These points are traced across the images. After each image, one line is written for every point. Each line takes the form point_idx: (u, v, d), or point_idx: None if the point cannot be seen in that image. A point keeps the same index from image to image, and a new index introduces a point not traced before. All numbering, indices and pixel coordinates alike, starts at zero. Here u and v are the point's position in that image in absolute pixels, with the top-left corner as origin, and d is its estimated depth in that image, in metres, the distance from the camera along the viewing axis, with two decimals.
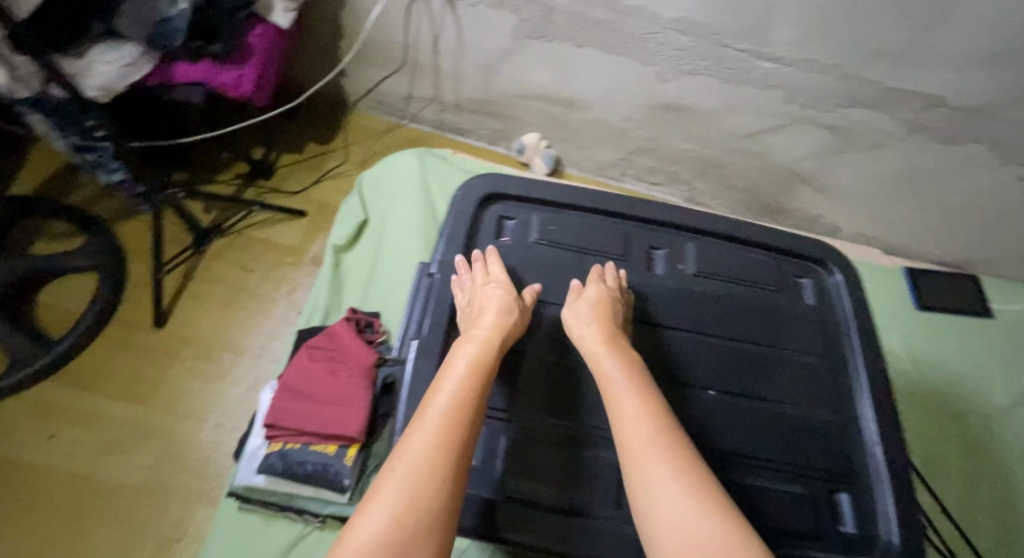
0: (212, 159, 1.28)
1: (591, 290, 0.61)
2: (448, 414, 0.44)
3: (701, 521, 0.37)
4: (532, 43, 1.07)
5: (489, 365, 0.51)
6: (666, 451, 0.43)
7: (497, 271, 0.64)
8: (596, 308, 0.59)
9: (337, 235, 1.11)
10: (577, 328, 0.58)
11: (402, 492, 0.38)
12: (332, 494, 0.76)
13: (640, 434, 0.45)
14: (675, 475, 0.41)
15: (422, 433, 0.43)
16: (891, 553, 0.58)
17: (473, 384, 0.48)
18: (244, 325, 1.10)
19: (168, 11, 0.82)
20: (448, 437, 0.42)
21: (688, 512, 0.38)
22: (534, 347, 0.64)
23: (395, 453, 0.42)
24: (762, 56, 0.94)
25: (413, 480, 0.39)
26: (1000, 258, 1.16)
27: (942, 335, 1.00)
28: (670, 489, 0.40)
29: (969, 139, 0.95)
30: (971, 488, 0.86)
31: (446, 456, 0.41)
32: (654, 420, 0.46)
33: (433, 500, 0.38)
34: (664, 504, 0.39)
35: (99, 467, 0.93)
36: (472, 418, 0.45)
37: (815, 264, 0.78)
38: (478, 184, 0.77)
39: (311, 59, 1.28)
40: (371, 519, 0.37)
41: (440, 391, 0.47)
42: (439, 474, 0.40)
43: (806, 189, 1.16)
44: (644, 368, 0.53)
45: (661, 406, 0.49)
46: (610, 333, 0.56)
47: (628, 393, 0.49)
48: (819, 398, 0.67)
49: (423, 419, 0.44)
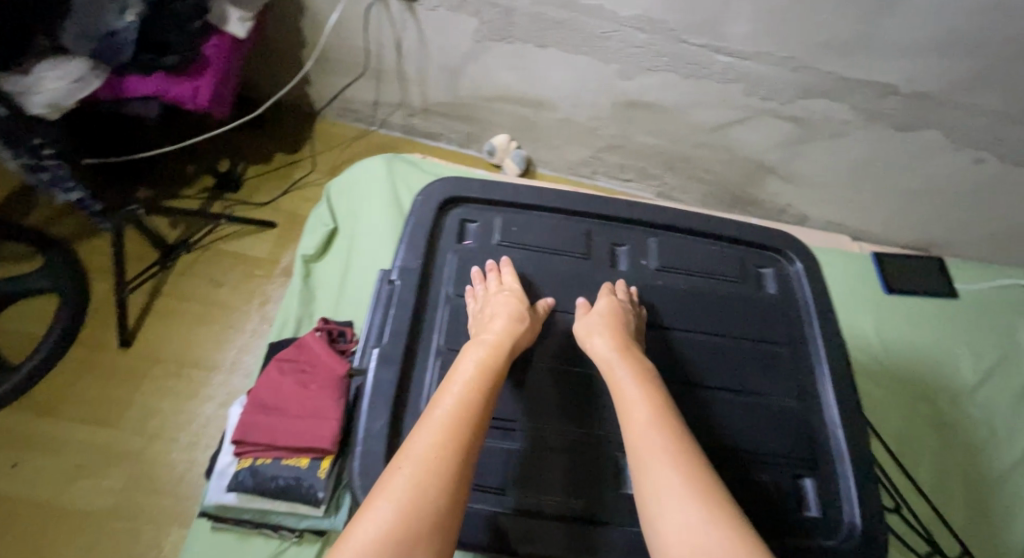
0: (176, 172, 1.19)
1: (601, 302, 0.57)
2: (455, 418, 0.41)
3: (713, 536, 0.33)
4: (494, 44, 1.04)
5: (499, 366, 0.48)
6: (679, 460, 0.40)
7: (510, 279, 0.58)
8: (608, 318, 0.55)
9: (305, 244, 1.03)
10: (589, 340, 0.54)
11: (403, 491, 0.35)
12: (307, 508, 0.71)
13: (652, 442, 0.42)
14: (685, 486, 0.37)
15: (428, 434, 0.40)
16: (853, 536, 0.54)
17: (481, 389, 0.44)
18: (219, 340, 1.02)
19: (116, 23, 0.76)
20: (455, 439, 0.40)
21: (697, 526, 0.34)
22: (543, 355, 0.59)
23: (399, 454, 0.39)
24: (719, 50, 0.95)
25: (418, 481, 0.36)
26: (955, 238, 1.24)
27: (908, 317, 1.06)
28: (681, 500, 0.36)
29: (920, 124, 1.01)
30: (942, 457, 0.91)
31: (451, 460, 0.38)
32: (668, 428, 0.43)
33: (433, 502, 0.35)
34: (675, 519, 0.36)
35: (66, 494, 0.85)
36: (479, 422, 0.42)
37: (775, 254, 0.71)
38: (438, 186, 0.67)
39: (272, 66, 1.21)
40: (370, 519, 0.34)
41: (446, 395, 0.44)
42: (444, 477, 0.37)
43: (773, 179, 1.20)
44: (657, 375, 0.50)
45: (674, 414, 0.45)
46: (624, 342, 0.52)
47: (639, 399, 0.46)
48: (781, 383, 0.61)
49: (428, 422, 0.41)
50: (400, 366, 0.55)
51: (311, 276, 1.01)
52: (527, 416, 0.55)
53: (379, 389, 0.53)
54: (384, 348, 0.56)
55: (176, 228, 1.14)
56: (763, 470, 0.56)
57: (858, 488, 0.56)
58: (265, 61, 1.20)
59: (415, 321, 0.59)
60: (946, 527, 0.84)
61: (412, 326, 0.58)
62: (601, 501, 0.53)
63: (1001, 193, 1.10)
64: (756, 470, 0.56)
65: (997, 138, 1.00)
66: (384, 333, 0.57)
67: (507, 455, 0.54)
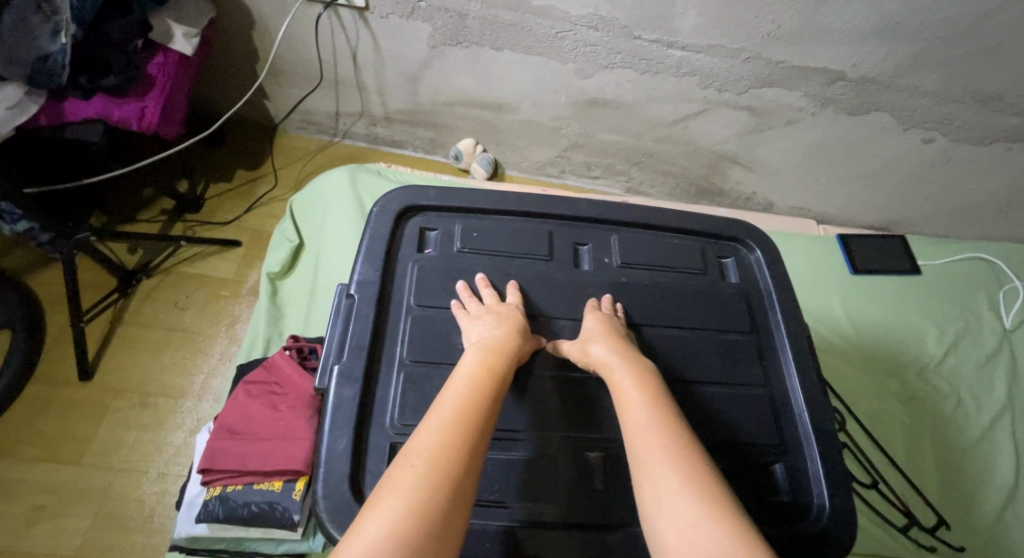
0: (132, 196, 1.16)
1: (592, 316, 0.57)
2: (459, 421, 0.40)
3: (713, 534, 0.33)
4: (450, 49, 1.04)
5: (502, 370, 0.48)
6: (681, 459, 0.40)
7: (513, 299, 0.59)
8: (604, 328, 0.55)
9: (270, 261, 1.01)
10: (585, 346, 0.54)
11: (414, 485, 0.35)
12: (284, 532, 0.69)
13: (653, 441, 0.41)
14: (686, 485, 0.37)
15: (433, 433, 0.39)
16: (823, 517, 0.54)
17: (482, 395, 0.44)
18: (185, 366, 0.99)
19: (49, 46, 0.72)
20: (462, 438, 0.39)
21: (698, 525, 0.34)
22: (543, 361, 0.58)
23: (403, 452, 0.38)
24: (673, 45, 0.96)
25: (426, 475, 0.35)
26: (916, 215, 1.27)
27: (875, 297, 1.09)
28: (683, 499, 0.36)
29: (871, 108, 1.03)
30: (915, 429, 0.93)
31: (458, 458, 0.37)
32: (668, 427, 0.43)
33: (443, 497, 0.34)
34: (677, 519, 0.35)
35: (28, 538, 0.82)
36: (482, 425, 0.41)
37: (735, 243, 0.72)
38: (394, 196, 0.66)
39: (227, 82, 1.19)
40: (380, 511, 0.33)
41: (449, 397, 0.44)
42: (452, 472, 0.36)
43: (737, 169, 1.21)
44: (657, 376, 0.50)
45: (676, 416, 0.45)
46: (623, 347, 0.53)
47: (637, 399, 0.46)
48: (748, 370, 0.62)
49: (432, 422, 0.41)
50: (362, 383, 0.54)
51: (278, 293, 0.99)
52: (518, 423, 0.55)
53: (340, 407, 0.52)
54: (344, 364, 0.55)
55: (135, 253, 1.10)
56: (733, 459, 0.57)
57: (825, 469, 0.57)
58: (219, 77, 1.18)
59: (375, 335, 0.58)
60: (920, 498, 0.86)
61: (373, 340, 0.57)
62: (581, 505, 0.53)
63: (955, 169, 1.13)
64: (726, 459, 0.56)
65: (945, 117, 1.02)
66: (344, 348, 0.56)
67: (504, 466, 0.53)
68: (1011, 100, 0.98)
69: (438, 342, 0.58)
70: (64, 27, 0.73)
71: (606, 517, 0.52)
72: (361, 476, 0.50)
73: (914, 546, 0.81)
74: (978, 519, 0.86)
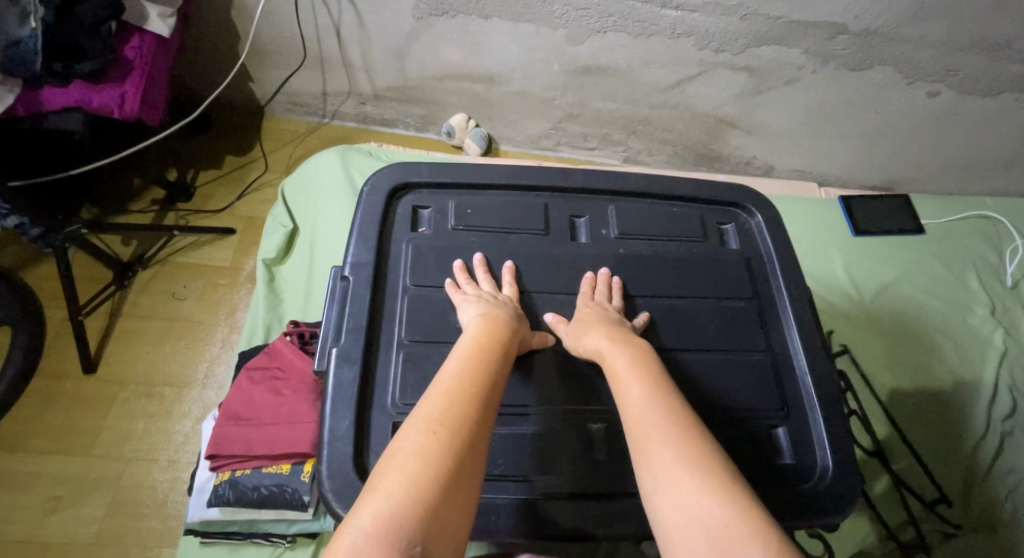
0: (122, 187, 1.14)
1: (586, 306, 0.56)
2: (464, 394, 0.39)
3: (707, 505, 0.33)
4: (436, 20, 1.01)
5: (504, 342, 0.47)
6: (674, 431, 0.39)
7: (508, 291, 0.57)
8: (603, 314, 0.54)
9: (266, 247, 0.99)
10: (582, 333, 0.52)
11: (427, 446, 0.34)
12: (295, 513, 0.69)
13: (649, 416, 0.41)
14: (685, 456, 0.37)
15: (442, 398, 0.39)
16: (824, 478, 0.55)
17: (484, 370, 0.43)
18: (188, 354, 1.00)
19: (18, 32, 0.70)
20: (470, 405, 0.39)
21: (693, 498, 0.34)
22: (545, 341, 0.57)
23: (414, 415, 0.38)
24: (666, 5, 0.93)
25: (440, 437, 0.35)
26: (920, 172, 1.24)
27: (878, 257, 1.08)
28: (677, 472, 0.36)
29: (875, 63, 1.00)
30: (919, 385, 0.93)
31: (470, 423, 0.37)
32: (662, 402, 0.42)
33: (457, 462, 0.34)
34: (674, 493, 0.35)
35: (44, 528, 0.83)
36: (486, 398, 0.40)
37: (735, 208, 0.70)
38: (385, 173, 0.65)
39: (209, 64, 1.16)
40: (397, 468, 0.32)
41: (453, 366, 0.43)
42: (464, 438, 0.36)
43: (735, 133, 1.18)
44: (652, 355, 0.49)
45: (674, 391, 0.44)
46: (620, 329, 0.52)
47: (631, 376, 0.45)
48: (749, 334, 0.61)
49: (439, 388, 0.40)
50: (361, 364, 0.54)
51: (275, 279, 0.97)
52: (521, 399, 0.55)
53: (341, 389, 0.52)
54: (343, 347, 0.54)
55: (129, 244, 1.09)
56: (737, 425, 0.56)
57: (828, 429, 0.57)
58: (202, 60, 1.15)
59: (372, 317, 0.57)
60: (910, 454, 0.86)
61: (370, 322, 0.57)
62: (584, 477, 0.52)
63: (958, 123, 1.10)
64: (729, 426, 0.56)
65: (949, 69, 1.00)
66: (341, 330, 0.55)
67: (507, 441, 0.53)
68: (1018, 47, 0.95)
69: (437, 322, 0.57)
70: (31, 11, 0.70)
71: (606, 489, 0.52)
72: (365, 457, 0.50)
73: (930, 513, 0.82)
74: (992, 486, 0.84)
